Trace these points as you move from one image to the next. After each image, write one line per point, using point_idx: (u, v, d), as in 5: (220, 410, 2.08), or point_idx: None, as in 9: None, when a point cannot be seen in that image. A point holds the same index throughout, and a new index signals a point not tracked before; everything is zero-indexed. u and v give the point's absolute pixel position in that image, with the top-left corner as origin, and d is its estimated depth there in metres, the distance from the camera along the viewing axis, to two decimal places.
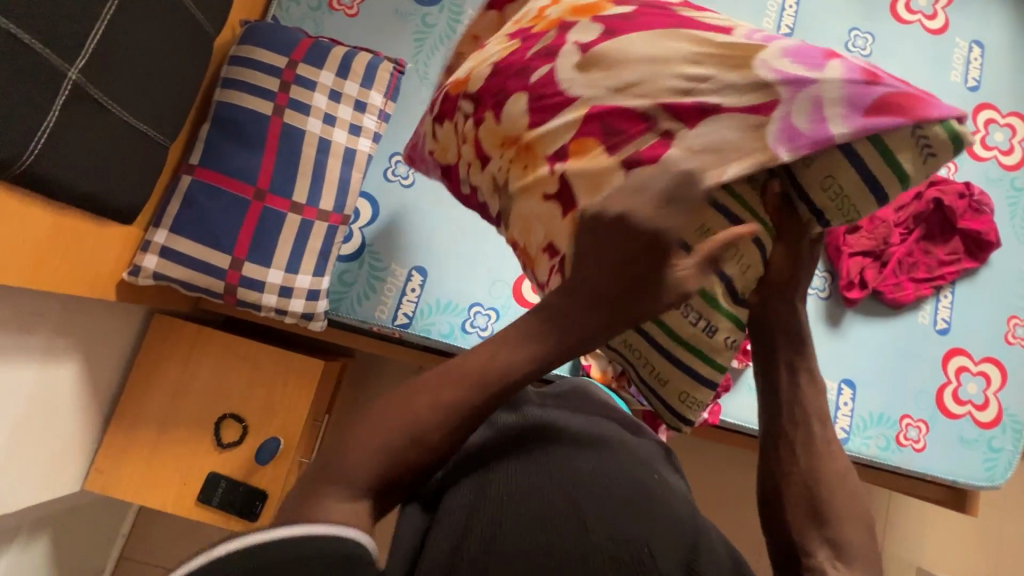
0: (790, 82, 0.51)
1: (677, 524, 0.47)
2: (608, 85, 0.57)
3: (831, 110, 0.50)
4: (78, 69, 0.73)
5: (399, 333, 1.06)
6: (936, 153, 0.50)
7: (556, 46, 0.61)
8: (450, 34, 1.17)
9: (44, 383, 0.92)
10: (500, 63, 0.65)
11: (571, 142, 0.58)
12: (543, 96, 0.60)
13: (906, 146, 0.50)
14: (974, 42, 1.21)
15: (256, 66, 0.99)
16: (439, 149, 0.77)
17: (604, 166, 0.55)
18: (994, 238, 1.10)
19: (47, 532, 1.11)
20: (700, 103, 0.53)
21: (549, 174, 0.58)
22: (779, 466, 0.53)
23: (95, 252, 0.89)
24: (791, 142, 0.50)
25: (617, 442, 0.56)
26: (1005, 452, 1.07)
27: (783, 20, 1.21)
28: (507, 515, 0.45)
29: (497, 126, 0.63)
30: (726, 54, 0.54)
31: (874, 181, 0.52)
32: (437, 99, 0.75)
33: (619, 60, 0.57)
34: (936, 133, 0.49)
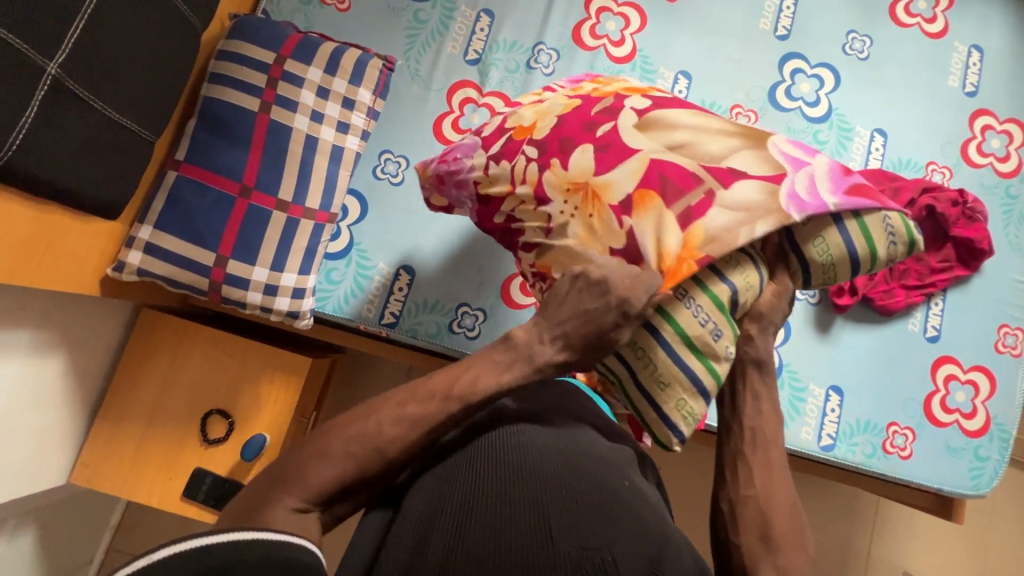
0: (792, 161, 0.64)
1: (644, 532, 0.48)
2: (666, 147, 0.65)
3: (823, 185, 0.63)
4: (59, 64, 0.72)
5: (385, 332, 1.05)
6: (895, 239, 0.65)
7: (616, 108, 0.69)
8: (442, 30, 1.16)
9: (30, 377, 0.92)
10: (564, 116, 0.71)
11: (635, 193, 0.63)
12: (609, 148, 0.65)
13: (876, 225, 0.64)
14: (973, 47, 1.20)
15: (243, 62, 0.98)
16: (484, 179, 0.76)
17: (664, 218, 0.61)
18: (988, 247, 1.09)
19: (33, 525, 1.11)
20: (733, 168, 0.63)
21: (614, 221, 0.63)
22: (736, 488, 0.58)
23: (78, 248, 0.88)
24: (797, 204, 0.61)
25: (589, 444, 0.55)
26: (991, 461, 1.07)
27: (780, 21, 1.20)
28: (474, 521, 0.46)
29: (564, 172, 0.67)
30: (745, 140, 0.66)
31: (856, 250, 0.64)
32: (493, 135, 0.77)
33: (670, 128, 0.66)
34: (897, 221, 0.65)
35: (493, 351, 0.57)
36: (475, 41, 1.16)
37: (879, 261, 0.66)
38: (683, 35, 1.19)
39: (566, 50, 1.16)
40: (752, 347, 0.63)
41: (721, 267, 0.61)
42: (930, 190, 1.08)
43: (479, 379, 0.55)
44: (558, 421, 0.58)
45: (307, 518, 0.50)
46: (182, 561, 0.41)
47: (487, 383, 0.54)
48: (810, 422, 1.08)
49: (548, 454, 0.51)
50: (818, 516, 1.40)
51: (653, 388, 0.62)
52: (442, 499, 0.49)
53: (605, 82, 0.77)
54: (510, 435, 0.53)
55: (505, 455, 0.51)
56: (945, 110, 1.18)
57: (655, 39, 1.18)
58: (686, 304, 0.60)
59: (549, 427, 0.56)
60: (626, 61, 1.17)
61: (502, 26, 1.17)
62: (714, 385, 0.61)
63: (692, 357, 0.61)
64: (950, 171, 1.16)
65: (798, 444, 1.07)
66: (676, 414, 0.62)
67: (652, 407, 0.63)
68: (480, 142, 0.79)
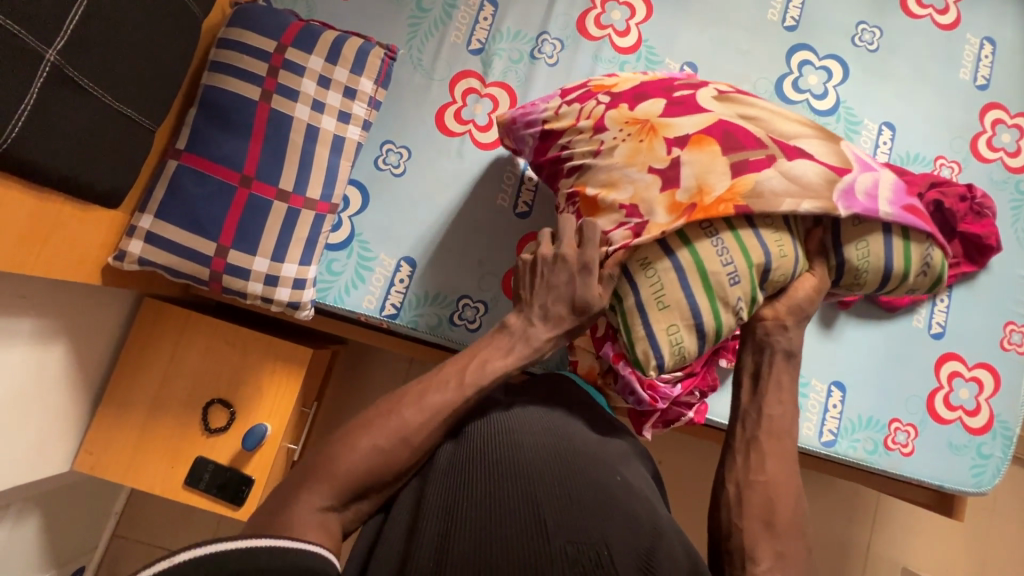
0: (861, 164, 0.72)
1: (638, 526, 0.47)
2: (737, 114, 0.72)
3: (883, 194, 0.71)
4: (57, 52, 0.72)
5: (386, 323, 1.05)
6: (927, 266, 0.75)
7: (699, 84, 0.77)
8: (445, 20, 1.15)
9: (33, 365, 0.93)
10: (648, 80, 0.78)
11: (694, 135, 0.69)
12: (681, 104, 0.72)
13: (917, 248, 0.73)
14: (985, 39, 1.18)
15: (244, 50, 0.97)
16: (552, 111, 0.81)
17: (714, 164, 0.67)
18: (995, 242, 1.08)
19: (37, 512, 1.12)
20: (800, 146, 0.70)
21: (665, 152, 0.68)
22: (744, 472, 0.60)
23: (80, 236, 0.88)
24: (854, 201, 0.68)
25: (581, 442, 0.56)
26: (993, 459, 1.07)
27: (788, 12, 1.18)
28: (467, 519, 0.46)
29: (630, 110, 0.73)
30: (812, 129, 0.73)
31: (893, 266, 0.72)
32: (573, 85, 0.84)
33: (747, 103, 0.74)
34: (936, 260, 0.76)
35: (496, 337, 0.63)
36: (478, 30, 1.15)
37: (904, 285, 0.75)
38: (689, 26, 1.17)
39: (569, 40, 1.15)
40: (784, 336, 0.67)
41: (759, 225, 0.66)
42: (937, 185, 1.06)
43: (488, 362, 0.60)
44: (548, 418, 0.58)
45: (328, 517, 0.51)
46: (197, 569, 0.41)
47: (496, 365, 0.60)
48: (811, 417, 1.07)
49: (540, 451, 0.52)
50: (817, 513, 1.40)
51: (651, 308, 0.66)
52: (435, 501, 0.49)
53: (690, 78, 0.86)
54: (501, 434, 0.53)
55: (496, 456, 0.51)
56: (954, 103, 1.16)
57: (660, 29, 1.16)
58: (712, 241, 0.66)
59: (540, 424, 0.56)
60: (631, 51, 1.15)
61: (505, 15, 1.15)
62: (712, 322, 0.66)
63: (701, 290, 0.65)
64: (959, 165, 1.14)
65: (798, 439, 1.06)
66: (665, 340, 0.66)
67: (645, 327, 0.67)
68: (557, 89, 0.84)
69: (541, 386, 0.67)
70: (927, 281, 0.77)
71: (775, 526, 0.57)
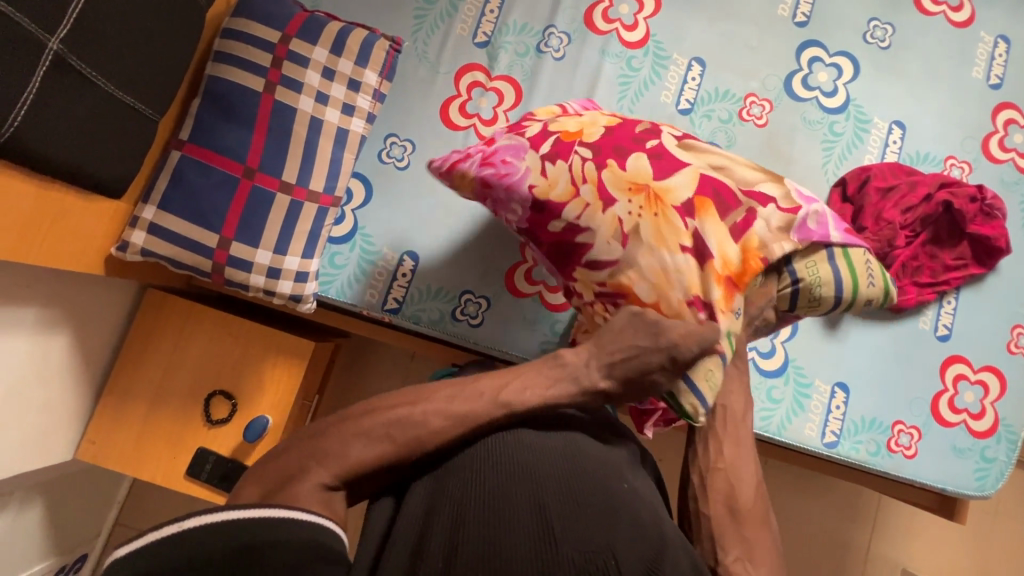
0: (805, 197, 0.73)
1: (643, 534, 0.47)
2: (711, 166, 0.71)
3: (830, 222, 0.72)
4: (61, 40, 0.71)
5: (388, 318, 1.05)
6: (871, 283, 0.76)
7: (656, 127, 0.74)
8: (452, 12, 1.14)
9: (36, 354, 0.93)
10: (610, 127, 0.73)
11: (694, 199, 0.67)
12: (663, 157, 0.70)
13: (861, 268, 0.75)
14: (1000, 37, 1.16)
15: (248, 40, 0.96)
16: (542, 182, 0.71)
17: (724, 230, 0.67)
18: (1004, 245, 1.06)
19: (41, 499, 1.13)
20: (766, 193, 0.70)
21: (684, 227, 0.66)
22: (705, 461, 0.68)
23: (83, 225, 0.88)
24: (808, 235, 0.70)
25: (590, 447, 0.55)
26: (997, 463, 1.06)
27: (799, 7, 1.16)
28: (474, 518, 0.46)
29: (623, 173, 0.68)
30: (757, 167, 0.75)
31: (842, 283, 0.73)
32: (530, 131, 0.76)
33: (705, 147, 0.73)
34: (875, 271, 0.77)
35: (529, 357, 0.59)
36: (484, 23, 1.13)
37: (857, 298, 0.75)
38: (698, 20, 1.15)
39: (577, 34, 1.13)
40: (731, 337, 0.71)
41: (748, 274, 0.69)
42: (947, 185, 1.07)
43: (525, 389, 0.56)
44: (558, 418, 0.58)
45: (334, 496, 0.49)
46: (210, 534, 0.41)
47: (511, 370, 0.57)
48: (814, 418, 1.06)
49: (548, 455, 0.51)
50: (817, 513, 1.40)
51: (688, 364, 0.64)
52: (443, 501, 0.48)
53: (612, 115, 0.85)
54: (508, 436, 0.53)
55: (504, 458, 0.50)
56: (967, 103, 1.14)
57: (668, 23, 1.15)
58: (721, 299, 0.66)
59: (546, 428, 0.56)
60: (639, 45, 1.14)
61: (512, 8, 1.14)
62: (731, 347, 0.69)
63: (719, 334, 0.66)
64: (969, 166, 1.13)
65: (801, 440, 1.06)
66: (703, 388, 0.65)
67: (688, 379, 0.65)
68: (528, 143, 0.74)
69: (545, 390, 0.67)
70: (874, 290, 0.77)
71: (736, 511, 0.63)
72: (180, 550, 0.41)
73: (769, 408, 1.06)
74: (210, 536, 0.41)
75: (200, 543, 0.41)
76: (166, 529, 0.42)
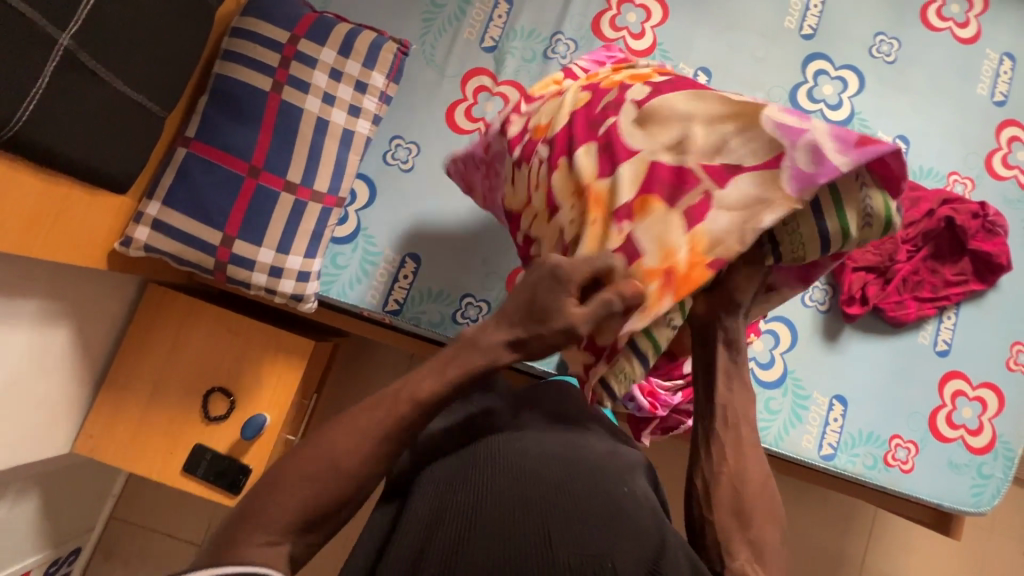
0: (787, 131, 0.56)
1: (641, 534, 0.46)
2: (656, 144, 0.61)
3: (829, 150, 0.54)
4: (71, 36, 0.72)
5: (388, 319, 1.05)
6: (872, 223, 0.58)
7: (616, 102, 0.66)
8: (460, 16, 1.14)
9: (37, 346, 0.93)
10: (574, 113, 0.69)
11: (636, 199, 0.59)
12: (610, 146, 0.63)
13: (854, 205, 0.58)
14: (1005, 55, 1.16)
15: (256, 40, 0.97)
16: (512, 190, 0.76)
17: (668, 225, 0.57)
18: (1006, 262, 1.07)
19: (37, 492, 1.13)
20: (728, 163, 0.58)
21: (618, 231, 0.59)
22: (710, 466, 0.57)
23: (87, 220, 0.88)
24: (803, 183, 0.54)
25: (590, 452, 0.54)
26: (993, 480, 1.06)
27: (806, 20, 1.16)
28: (468, 522, 0.46)
29: (568, 174, 0.64)
30: (732, 110, 0.59)
31: (828, 235, 0.59)
32: (512, 126, 0.77)
33: (668, 116, 0.62)
34: (883, 206, 0.57)
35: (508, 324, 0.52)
36: (491, 28, 1.14)
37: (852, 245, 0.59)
38: (705, 30, 1.16)
39: (584, 41, 1.14)
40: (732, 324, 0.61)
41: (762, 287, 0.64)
42: (949, 201, 1.08)
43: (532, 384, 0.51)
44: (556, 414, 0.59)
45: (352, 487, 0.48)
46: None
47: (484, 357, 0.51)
48: (811, 430, 1.06)
49: (545, 457, 0.50)
50: (813, 525, 1.40)
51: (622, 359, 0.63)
52: (440, 500, 0.48)
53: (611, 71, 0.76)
54: (504, 441, 0.52)
55: (503, 459, 0.50)
56: (971, 119, 1.15)
57: (675, 32, 1.15)
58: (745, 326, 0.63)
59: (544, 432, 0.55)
60: (646, 54, 1.14)
61: (520, 13, 1.14)
62: (650, 345, 0.61)
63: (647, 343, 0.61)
64: (972, 182, 1.13)
65: (797, 452, 1.06)
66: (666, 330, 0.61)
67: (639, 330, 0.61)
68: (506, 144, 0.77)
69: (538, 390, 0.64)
70: (879, 224, 0.58)
71: (745, 517, 0.54)
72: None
73: (766, 419, 1.06)
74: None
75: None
76: None
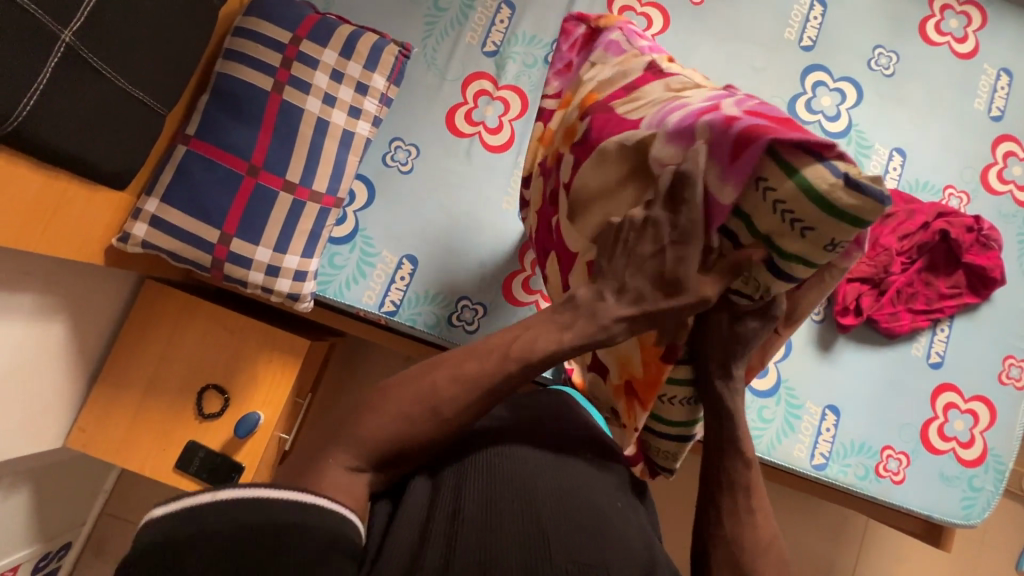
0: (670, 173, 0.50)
1: (631, 548, 0.46)
2: (589, 234, 0.59)
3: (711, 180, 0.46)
4: (72, 32, 0.72)
5: (384, 320, 1.05)
6: (811, 225, 0.44)
7: (555, 190, 0.69)
8: (462, 20, 1.15)
9: (32, 340, 0.93)
10: (537, 211, 0.76)
11: None
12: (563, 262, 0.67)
13: (777, 228, 0.46)
14: (1003, 70, 1.17)
15: (259, 39, 0.97)
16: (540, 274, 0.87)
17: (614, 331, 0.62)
18: (999, 276, 1.07)
19: (28, 486, 1.12)
20: None
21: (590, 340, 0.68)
22: (705, 528, 0.57)
23: (85, 215, 0.88)
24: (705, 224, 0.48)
25: (581, 467, 0.55)
26: (984, 492, 1.06)
27: (806, 32, 1.17)
28: (466, 512, 0.44)
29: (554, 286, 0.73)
30: (629, 168, 0.55)
31: (767, 269, 0.48)
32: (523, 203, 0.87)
33: (585, 199, 0.60)
34: (808, 199, 0.43)
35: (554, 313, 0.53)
36: (493, 33, 1.15)
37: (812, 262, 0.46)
38: (705, 40, 1.17)
39: None
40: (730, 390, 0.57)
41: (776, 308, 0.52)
42: (944, 214, 1.08)
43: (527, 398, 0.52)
44: (555, 428, 0.60)
45: (357, 480, 0.47)
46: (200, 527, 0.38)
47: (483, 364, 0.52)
48: (804, 439, 1.07)
49: (540, 470, 0.51)
50: (804, 535, 1.40)
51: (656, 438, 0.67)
52: (436, 500, 0.47)
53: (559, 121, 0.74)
54: (502, 450, 0.52)
55: (501, 467, 0.49)
56: (967, 134, 1.16)
57: (675, 41, 1.16)
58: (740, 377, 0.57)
59: (541, 445, 0.55)
60: None
61: (522, 19, 1.15)
62: (679, 426, 0.64)
63: (677, 425, 0.64)
64: (967, 196, 1.14)
65: (789, 461, 1.06)
66: (681, 408, 0.63)
67: (656, 420, 0.65)
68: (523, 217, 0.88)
69: (541, 401, 0.66)
70: (819, 217, 0.43)
71: None
72: (254, 517, 0.38)
73: (759, 428, 1.07)
74: (274, 538, 0.38)
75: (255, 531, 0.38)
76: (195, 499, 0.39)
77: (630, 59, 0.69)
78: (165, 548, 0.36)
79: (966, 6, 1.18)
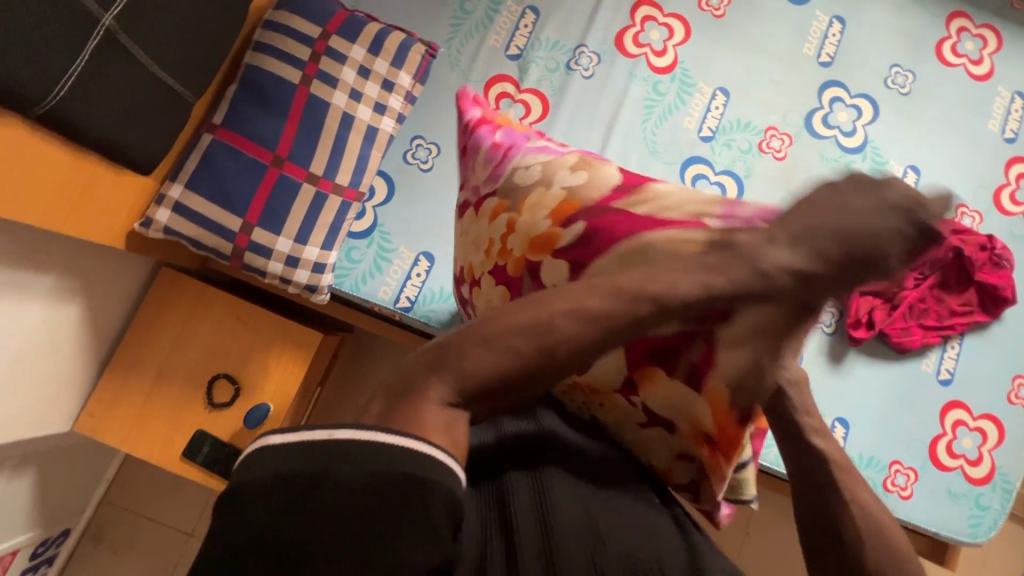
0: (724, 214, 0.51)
1: (674, 547, 0.46)
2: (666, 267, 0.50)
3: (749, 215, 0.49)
4: (113, 16, 0.73)
5: (398, 315, 1.05)
6: None
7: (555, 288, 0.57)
8: (487, 23, 1.16)
9: (50, 320, 0.94)
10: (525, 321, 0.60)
11: (632, 372, 0.54)
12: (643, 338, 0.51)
13: None
14: (1017, 93, 1.18)
15: (288, 33, 0.99)
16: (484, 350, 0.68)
17: (679, 387, 0.52)
18: (1010, 295, 1.08)
19: (34, 468, 1.12)
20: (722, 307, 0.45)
21: (630, 406, 0.57)
22: None
23: (110, 198, 0.89)
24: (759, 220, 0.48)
25: (622, 471, 0.54)
26: (991, 511, 1.06)
27: (824, 47, 1.19)
28: (517, 511, 0.43)
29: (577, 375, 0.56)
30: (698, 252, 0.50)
31: None
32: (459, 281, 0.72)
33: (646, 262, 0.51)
34: None
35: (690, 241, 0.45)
36: (517, 37, 1.16)
37: None
38: (725, 52, 1.18)
39: (607, 54, 1.17)
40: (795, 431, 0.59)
41: None
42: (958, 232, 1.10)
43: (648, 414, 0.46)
44: (588, 430, 0.58)
45: (457, 417, 0.38)
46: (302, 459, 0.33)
47: None
48: None
49: (588, 471, 0.51)
50: None
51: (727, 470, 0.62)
52: (490, 492, 0.44)
53: (506, 228, 0.61)
54: (547, 446, 0.51)
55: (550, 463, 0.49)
56: (981, 154, 1.17)
57: (696, 51, 1.18)
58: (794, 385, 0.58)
59: (584, 447, 0.54)
60: (667, 71, 1.17)
61: (546, 24, 1.17)
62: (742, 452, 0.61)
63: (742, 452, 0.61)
64: (980, 215, 1.15)
65: None
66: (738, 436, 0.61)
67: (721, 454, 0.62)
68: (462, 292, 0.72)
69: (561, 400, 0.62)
70: None
71: None
72: (367, 458, 0.33)
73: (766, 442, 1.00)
74: (390, 490, 0.33)
75: (370, 480, 0.33)
76: (316, 432, 0.35)
77: (593, 160, 0.63)
78: (300, 482, 0.33)
79: (982, 29, 1.20)
